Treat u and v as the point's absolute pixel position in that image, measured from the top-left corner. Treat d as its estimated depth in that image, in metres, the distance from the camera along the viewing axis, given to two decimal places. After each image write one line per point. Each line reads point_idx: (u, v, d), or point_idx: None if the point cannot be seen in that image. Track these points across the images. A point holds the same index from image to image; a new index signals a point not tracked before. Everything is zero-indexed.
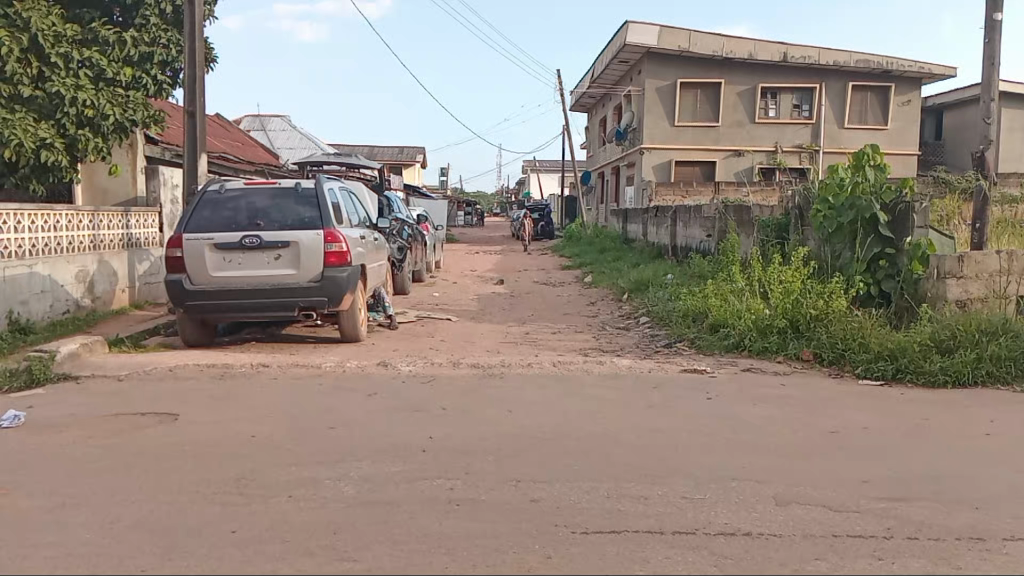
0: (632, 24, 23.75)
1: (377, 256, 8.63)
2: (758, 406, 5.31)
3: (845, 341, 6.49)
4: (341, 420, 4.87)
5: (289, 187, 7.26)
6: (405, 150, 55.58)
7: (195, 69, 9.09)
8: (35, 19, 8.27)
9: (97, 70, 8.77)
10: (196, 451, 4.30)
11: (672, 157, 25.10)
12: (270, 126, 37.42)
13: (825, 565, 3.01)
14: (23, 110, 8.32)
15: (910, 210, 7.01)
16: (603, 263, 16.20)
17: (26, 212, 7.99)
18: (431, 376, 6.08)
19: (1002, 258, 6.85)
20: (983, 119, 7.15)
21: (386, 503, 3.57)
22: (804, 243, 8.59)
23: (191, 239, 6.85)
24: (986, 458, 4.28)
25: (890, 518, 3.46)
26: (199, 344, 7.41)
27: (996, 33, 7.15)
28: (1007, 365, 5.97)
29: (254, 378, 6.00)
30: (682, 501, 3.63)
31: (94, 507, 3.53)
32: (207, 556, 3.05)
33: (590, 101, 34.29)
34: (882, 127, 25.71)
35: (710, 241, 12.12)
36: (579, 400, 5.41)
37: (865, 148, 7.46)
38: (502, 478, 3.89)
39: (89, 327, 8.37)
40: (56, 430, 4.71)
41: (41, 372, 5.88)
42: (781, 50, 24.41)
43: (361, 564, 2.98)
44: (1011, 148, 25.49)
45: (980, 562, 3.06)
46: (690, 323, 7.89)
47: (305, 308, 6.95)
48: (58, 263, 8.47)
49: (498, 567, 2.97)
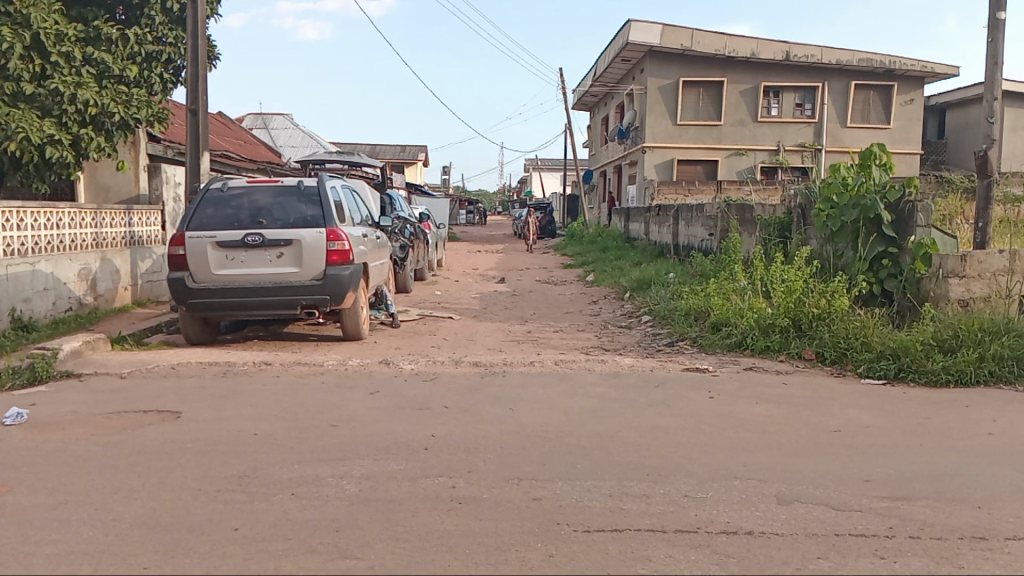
0: (634, 23, 23.72)
1: (379, 255, 8.63)
2: (760, 404, 5.31)
3: (848, 340, 6.48)
4: (343, 418, 4.88)
5: (291, 186, 7.27)
6: (408, 148, 55.69)
7: (197, 67, 9.09)
8: (37, 17, 8.26)
9: (101, 68, 8.82)
10: (198, 449, 4.31)
11: (674, 156, 25.09)
12: (272, 125, 37.58)
13: (827, 564, 3.01)
14: (27, 108, 8.35)
15: (914, 210, 6.99)
16: (605, 262, 16.21)
17: (27, 210, 8.01)
18: (434, 374, 6.08)
19: (1006, 257, 6.84)
20: (987, 119, 7.11)
21: (388, 501, 3.57)
22: (807, 242, 8.58)
23: (194, 237, 6.86)
24: (989, 458, 4.27)
25: (893, 517, 3.46)
26: (202, 342, 7.42)
27: (1000, 33, 7.14)
28: (1010, 364, 5.96)
29: (256, 376, 6.01)
30: (685, 499, 3.63)
31: (97, 504, 3.54)
32: (210, 554, 3.05)
33: (592, 99, 34.36)
34: (885, 126, 25.66)
35: (712, 240, 12.12)
36: (581, 398, 5.41)
37: (871, 147, 7.40)
38: (504, 475, 3.90)
39: (92, 324, 8.39)
40: (58, 428, 4.72)
41: (43, 370, 5.90)
42: (784, 49, 24.39)
43: (364, 562, 2.99)
44: (1014, 148, 25.44)
45: (984, 562, 3.05)
46: (693, 322, 7.88)
47: (308, 307, 6.96)
48: (61, 261, 8.48)
49: (500, 565, 2.97)
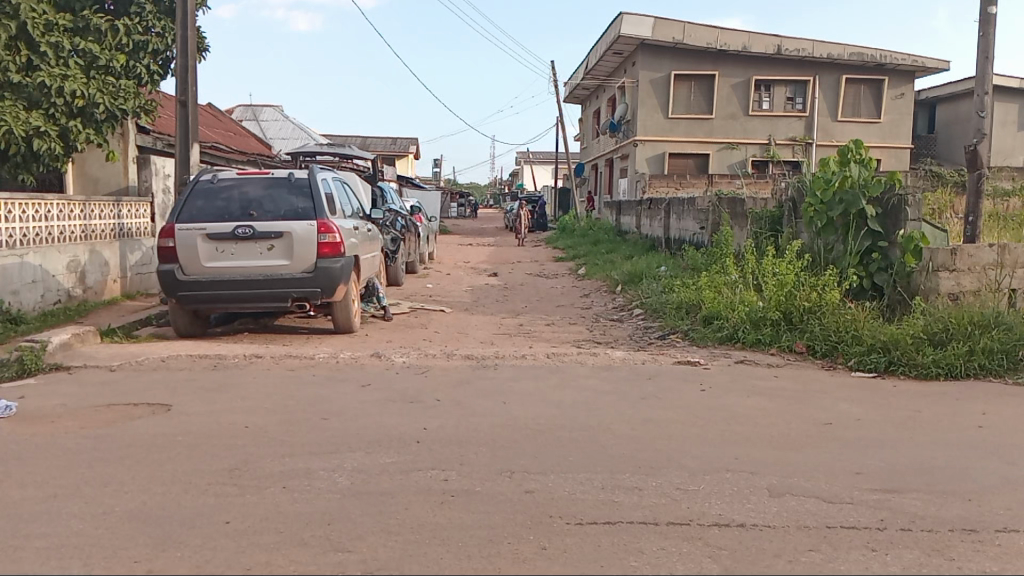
0: (626, 16, 23.63)
1: (371, 248, 8.59)
2: (752, 397, 5.33)
3: (838, 333, 6.52)
4: (334, 411, 4.86)
5: (282, 177, 7.22)
6: (399, 139, 55.47)
7: (187, 58, 8.99)
8: (25, 7, 8.18)
9: (89, 59, 8.76)
10: (189, 442, 4.28)
11: (666, 150, 25.09)
12: (263, 116, 37.36)
13: (818, 556, 3.03)
14: (14, 99, 8.26)
15: (903, 204, 7.05)
16: (597, 255, 16.22)
17: (16, 202, 7.93)
18: (425, 367, 6.07)
19: (995, 251, 6.88)
20: (978, 113, 7.12)
21: (380, 494, 3.56)
22: (798, 236, 8.58)
23: (184, 229, 6.81)
24: (979, 451, 4.30)
25: (883, 509, 3.48)
26: (192, 335, 7.38)
27: (991, 28, 7.16)
28: (1000, 357, 6.02)
29: (247, 368, 5.98)
30: (677, 492, 3.64)
31: (87, 498, 3.51)
32: (201, 547, 3.03)
33: (583, 92, 34.21)
34: (876, 120, 25.73)
35: (703, 233, 12.14)
36: (572, 391, 5.42)
37: (850, 142, 7.44)
38: (497, 469, 3.90)
39: (81, 316, 8.32)
40: (48, 421, 4.67)
41: (32, 363, 5.84)
42: (776, 42, 24.44)
43: (356, 555, 2.98)
44: (1004, 142, 25.61)
45: (974, 554, 3.08)
46: (684, 315, 7.90)
47: (299, 299, 6.92)
48: (49, 253, 8.39)
49: (493, 558, 2.97)
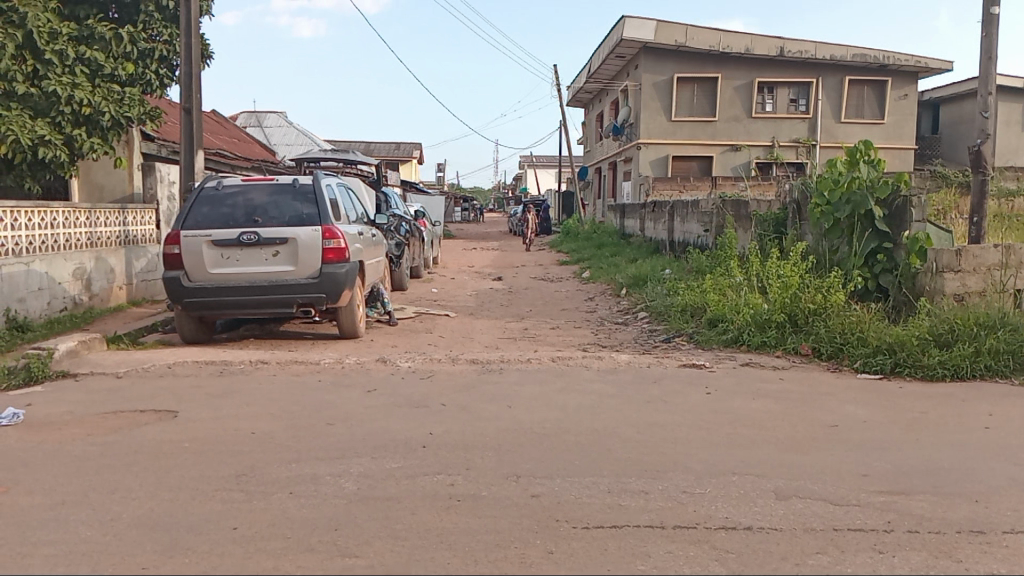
0: (628, 19, 23.68)
1: (375, 252, 8.59)
2: (757, 400, 5.32)
3: (844, 335, 6.52)
4: (340, 416, 4.87)
5: (286, 184, 7.25)
6: (402, 145, 55.69)
7: (191, 65, 9.03)
8: (31, 16, 8.24)
9: (94, 67, 8.76)
10: (195, 448, 4.29)
11: (669, 152, 25.08)
12: (266, 122, 37.53)
13: (826, 559, 3.02)
14: (20, 108, 8.33)
15: (909, 205, 7.02)
16: (601, 258, 16.26)
17: (21, 210, 7.98)
18: (431, 372, 6.08)
19: (1000, 252, 6.88)
20: (983, 113, 7.09)
21: (386, 500, 3.57)
22: (802, 238, 8.57)
23: (189, 235, 6.83)
24: (986, 452, 4.29)
25: (890, 512, 3.47)
26: (198, 342, 7.41)
27: (994, 28, 7.14)
28: (1006, 358, 6.01)
29: (253, 375, 5.99)
30: (683, 495, 3.64)
31: (96, 505, 3.53)
32: (208, 554, 3.04)
33: (586, 96, 34.32)
34: (879, 121, 25.69)
35: (707, 236, 12.16)
36: (576, 394, 5.43)
37: (859, 143, 7.39)
38: (502, 473, 3.90)
39: (87, 323, 8.36)
40: (56, 428, 4.70)
41: (39, 370, 5.87)
42: (778, 44, 24.46)
43: (363, 560, 2.99)
44: (1008, 143, 25.56)
45: (982, 556, 3.07)
46: (688, 317, 7.89)
47: (304, 305, 6.94)
48: (56, 261, 8.44)
49: (499, 563, 2.97)
